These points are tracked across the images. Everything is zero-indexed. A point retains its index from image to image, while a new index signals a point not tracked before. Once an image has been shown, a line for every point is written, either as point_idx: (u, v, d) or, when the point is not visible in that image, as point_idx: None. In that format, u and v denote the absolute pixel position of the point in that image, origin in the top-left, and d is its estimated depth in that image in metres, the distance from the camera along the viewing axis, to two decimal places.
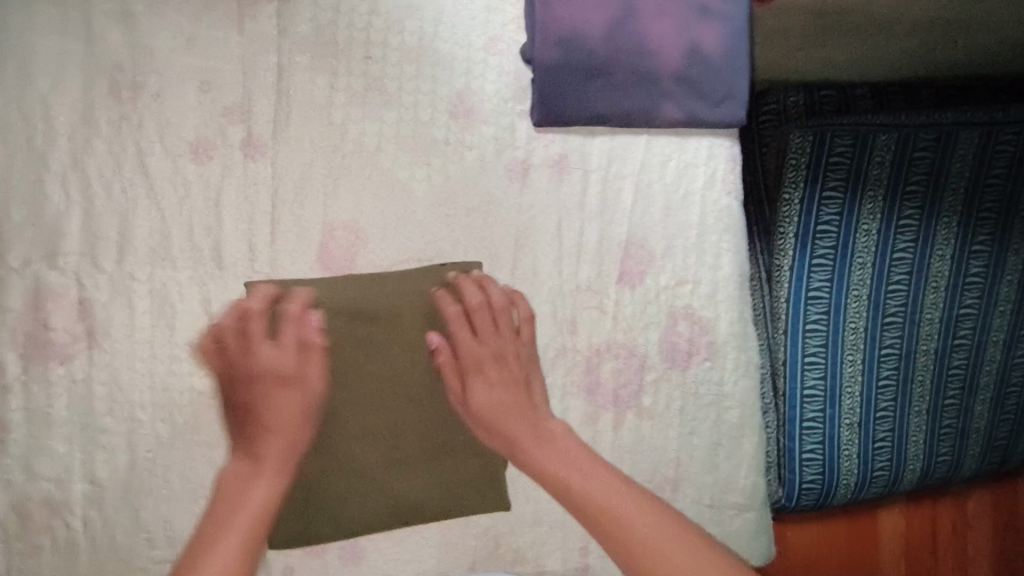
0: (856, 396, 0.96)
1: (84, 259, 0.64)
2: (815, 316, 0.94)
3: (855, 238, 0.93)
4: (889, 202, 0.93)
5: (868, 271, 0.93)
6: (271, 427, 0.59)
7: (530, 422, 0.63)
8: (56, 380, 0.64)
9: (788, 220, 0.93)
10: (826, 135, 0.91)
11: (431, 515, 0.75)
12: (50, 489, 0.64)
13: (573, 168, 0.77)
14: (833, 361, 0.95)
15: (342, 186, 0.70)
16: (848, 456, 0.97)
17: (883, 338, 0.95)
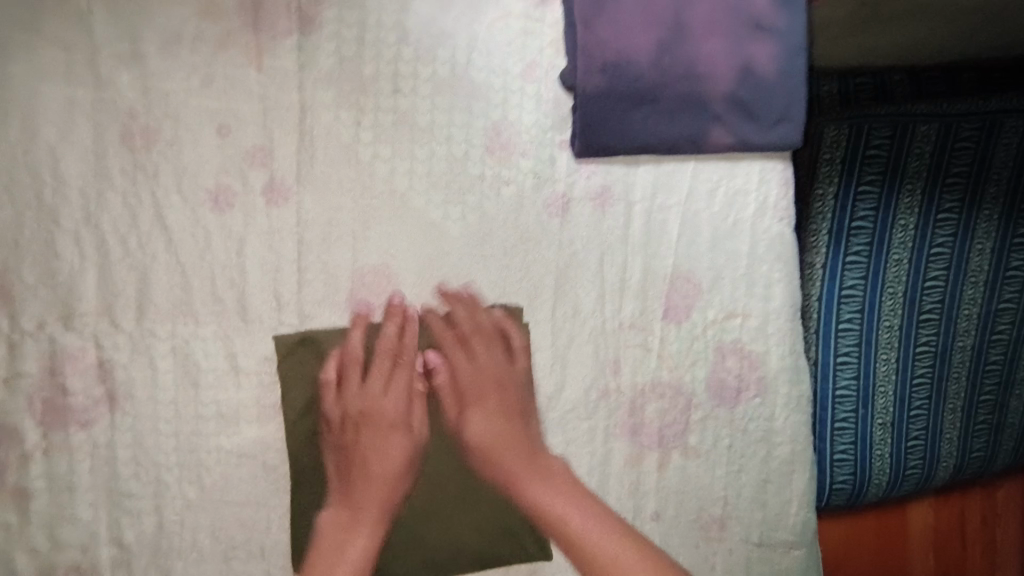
0: (889, 395, 0.92)
1: (101, 318, 0.60)
2: (848, 317, 0.90)
3: (891, 233, 0.88)
4: (928, 196, 0.88)
5: (904, 266, 0.88)
6: (384, 475, 0.64)
7: (529, 456, 0.66)
8: (77, 445, 0.60)
9: (821, 217, 0.88)
10: (863, 126, 0.86)
11: (470, 567, 0.68)
12: (76, 556, 0.61)
13: (615, 201, 0.72)
14: (868, 361, 0.90)
15: (371, 228, 0.66)
16: (880, 456, 0.93)
17: (918, 336, 0.91)
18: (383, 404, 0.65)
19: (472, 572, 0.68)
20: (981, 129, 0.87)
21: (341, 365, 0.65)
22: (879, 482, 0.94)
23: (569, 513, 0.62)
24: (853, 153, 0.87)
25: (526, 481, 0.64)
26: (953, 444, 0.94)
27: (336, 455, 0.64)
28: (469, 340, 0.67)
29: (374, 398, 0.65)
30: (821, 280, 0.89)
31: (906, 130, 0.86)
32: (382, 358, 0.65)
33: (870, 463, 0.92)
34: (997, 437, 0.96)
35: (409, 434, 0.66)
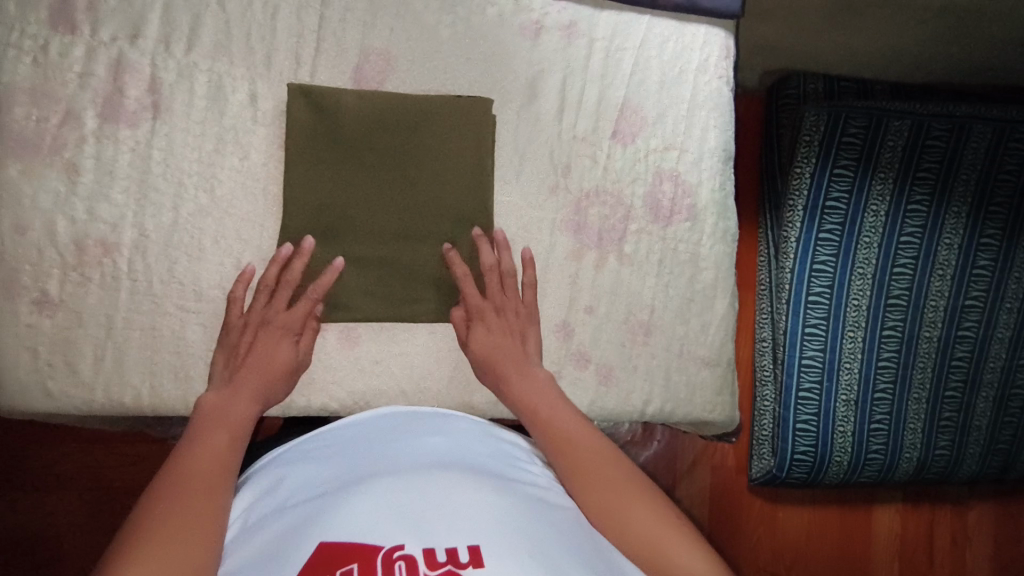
0: (853, 372, 1.26)
1: (158, 44, 0.77)
2: (818, 291, 1.24)
3: (863, 216, 1.22)
4: (899, 187, 1.22)
5: (873, 248, 1.23)
6: (260, 369, 0.75)
7: (519, 364, 0.81)
8: (123, 139, 0.76)
9: (799, 193, 1.23)
10: (840, 116, 1.21)
11: (427, 316, 0.83)
12: (105, 231, 0.76)
13: (580, 35, 0.87)
14: (833, 335, 1.25)
15: (379, 19, 0.82)
16: (842, 433, 1.27)
17: (886, 319, 1.24)
18: (285, 318, 0.78)
19: (427, 320, 0.83)
20: (950, 130, 1.21)
21: (250, 296, 0.78)
22: (840, 459, 1.29)
23: (551, 413, 0.75)
24: (826, 140, 1.22)
25: (516, 384, 0.79)
26: (917, 437, 1.28)
27: (227, 351, 0.76)
28: (440, 121, 0.82)
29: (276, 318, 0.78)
30: (795, 250, 1.24)
31: (880, 124, 1.21)
32: (283, 288, 0.78)
33: (831, 436, 1.27)
34: (962, 436, 1.29)
35: (381, 192, 0.80)
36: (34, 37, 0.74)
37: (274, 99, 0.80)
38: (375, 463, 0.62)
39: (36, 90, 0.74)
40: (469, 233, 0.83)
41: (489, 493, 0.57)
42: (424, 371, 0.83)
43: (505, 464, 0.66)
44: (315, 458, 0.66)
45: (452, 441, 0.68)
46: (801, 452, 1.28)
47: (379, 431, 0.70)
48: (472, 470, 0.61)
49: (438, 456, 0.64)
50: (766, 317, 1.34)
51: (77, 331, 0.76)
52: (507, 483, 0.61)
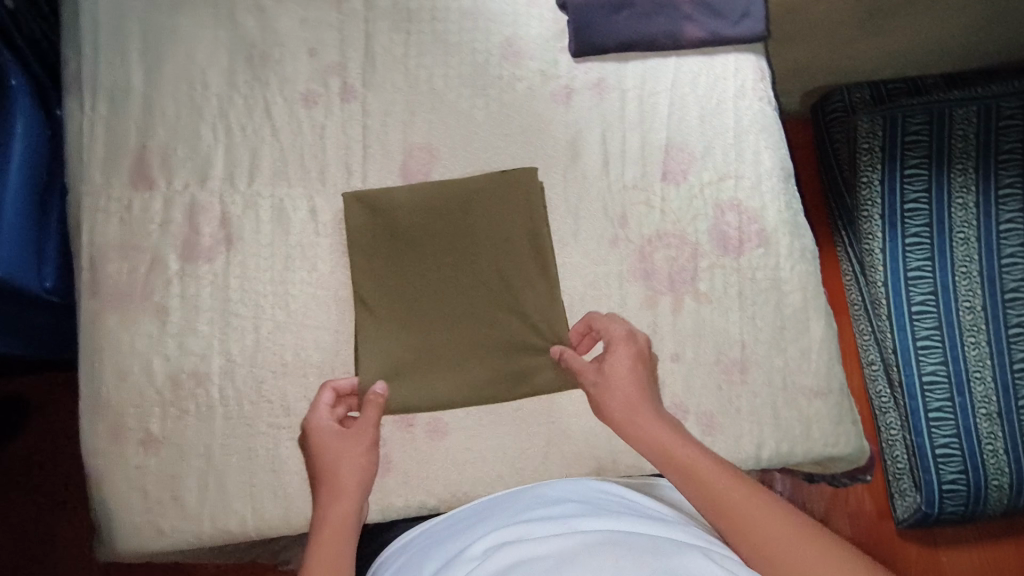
0: (988, 382, 1.11)
1: (225, 182, 0.83)
2: (922, 300, 1.13)
3: (951, 212, 1.13)
4: (982, 174, 1.13)
5: (972, 244, 1.12)
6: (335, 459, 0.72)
7: (645, 401, 0.73)
8: (203, 274, 0.81)
9: (872, 203, 1.17)
10: (897, 116, 1.16)
11: (508, 396, 0.80)
12: (197, 362, 0.79)
13: (610, 89, 0.89)
14: (952, 345, 1.12)
15: (417, 117, 0.86)
16: (992, 451, 1.11)
17: (1009, 316, 1.11)
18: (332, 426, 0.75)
19: (511, 402, 0.81)
20: (1023, 105, 1.12)
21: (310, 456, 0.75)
22: (998, 483, 1.11)
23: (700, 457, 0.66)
24: (888, 143, 1.17)
25: (653, 429, 0.70)
26: None
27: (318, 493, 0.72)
28: (494, 197, 0.83)
29: (324, 437, 0.73)
30: (883, 262, 1.16)
31: (944, 116, 1.15)
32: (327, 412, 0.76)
33: (980, 457, 1.11)
34: None
35: (443, 278, 0.82)
36: (120, 199, 0.81)
37: (333, 210, 0.84)
38: (508, 527, 0.61)
39: (125, 245, 0.81)
40: (542, 300, 0.81)
41: (629, 556, 0.53)
42: (518, 451, 0.80)
43: (645, 519, 0.62)
44: (453, 539, 0.65)
45: (585, 504, 0.66)
46: (950, 482, 1.13)
47: (507, 503, 0.70)
48: (605, 531, 0.58)
49: (571, 522, 0.61)
50: (870, 340, 1.24)
51: (180, 465, 0.77)
52: (653, 539, 0.56)
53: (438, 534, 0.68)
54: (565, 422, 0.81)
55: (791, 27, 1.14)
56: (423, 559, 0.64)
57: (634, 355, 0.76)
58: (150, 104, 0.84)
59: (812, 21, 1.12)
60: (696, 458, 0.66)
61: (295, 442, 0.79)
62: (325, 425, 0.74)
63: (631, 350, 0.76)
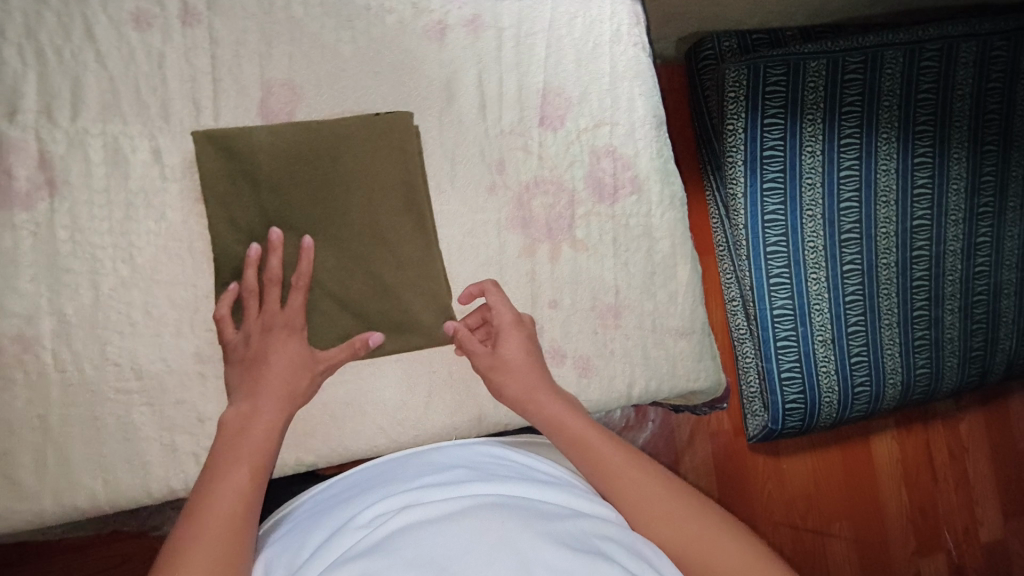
0: (824, 313, 1.25)
1: (41, 116, 0.71)
2: (776, 240, 1.23)
3: (801, 159, 1.23)
4: (828, 124, 1.23)
5: (818, 189, 1.23)
6: (282, 379, 0.70)
7: (536, 379, 0.76)
8: (21, 224, 0.70)
9: (736, 149, 1.23)
10: (759, 66, 1.21)
11: (384, 350, 0.78)
12: (20, 325, 0.69)
13: (486, 27, 0.85)
14: (798, 281, 1.24)
15: (275, 48, 0.78)
16: (826, 372, 1.27)
17: (843, 254, 1.24)
18: (285, 318, 0.73)
19: (387, 355, 0.79)
20: (863, 61, 1.22)
21: (242, 293, 0.73)
22: (829, 400, 1.28)
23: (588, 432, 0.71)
24: (752, 92, 1.22)
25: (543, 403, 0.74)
26: (895, 360, 1.29)
27: (238, 370, 0.71)
28: (367, 141, 0.78)
29: (287, 323, 0.73)
30: (745, 206, 1.23)
31: (799, 67, 1.22)
32: (269, 283, 0.72)
33: (816, 378, 1.26)
34: (938, 351, 1.30)
35: (311, 227, 0.76)
36: None
37: (180, 151, 0.75)
38: (396, 495, 0.61)
39: None
40: (420, 252, 0.79)
41: (518, 522, 0.55)
42: (399, 403, 0.79)
43: (532, 483, 0.64)
44: (338, 511, 0.64)
45: (473, 469, 0.67)
46: (792, 401, 1.27)
47: (395, 472, 0.69)
48: (496, 498, 0.59)
49: (464, 487, 0.62)
50: (730, 277, 1.34)
51: (10, 440, 0.69)
52: (539, 506, 0.59)
53: (322, 507, 0.66)
54: (446, 372, 0.81)
55: None
56: (306, 534, 0.62)
57: (526, 345, 0.78)
58: None
59: None
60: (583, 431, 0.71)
61: (151, 407, 0.72)
62: (293, 313, 0.73)
63: (523, 335, 0.78)
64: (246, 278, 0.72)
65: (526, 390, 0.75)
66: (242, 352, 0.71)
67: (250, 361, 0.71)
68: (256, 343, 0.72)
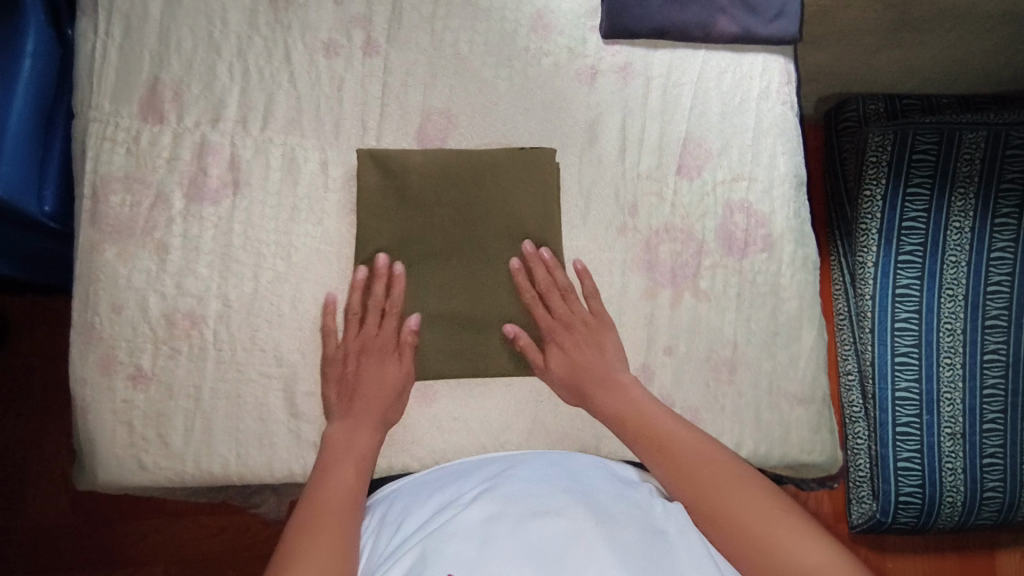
0: (957, 403, 1.14)
1: (237, 125, 0.81)
2: (907, 317, 1.15)
3: (946, 235, 1.14)
4: (982, 202, 1.14)
5: (962, 269, 1.14)
6: (375, 397, 0.77)
7: (604, 378, 0.78)
8: (207, 216, 0.80)
9: (871, 218, 1.18)
10: (908, 133, 1.16)
11: (499, 372, 0.82)
12: (193, 303, 0.79)
13: (636, 74, 0.88)
14: (928, 364, 1.15)
15: (438, 79, 0.85)
16: (951, 469, 1.15)
17: (985, 341, 1.13)
18: (382, 341, 0.79)
19: (500, 377, 0.82)
20: None
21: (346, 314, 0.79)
22: (952, 500, 1.16)
23: (683, 446, 0.70)
24: (896, 159, 1.17)
25: (649, 414, 0.74)
26: None
27: (335, 386, 0.78)
28: (510, 173, 0.82)
29: (386, 340, 0.79)
30: (873, 276, 1.17)
31: (953, 137, 1.15)
32: (372, 307, 0.79)
33: (938, 473, 1.15)
34: None
35: (447, 248, 0.81)
36: (127, 128, 0.79)
37: (344, 166, 0.83)
38: (496, 485, 0.65)
39: (129, 177, 0.79)
40: (563, 270, 0.82)
41: (610, 529, 0.59)
42: (504, 425, 0.81)
43: (629, 492, 0.67)
44: (435, 488, 0.70)
45: (567, 469, 0.70)
46: (907, 493, 1.17)
47: (499, 462, 0.73)
48: (589, 498, 0.64)
49: (557, 482, 0.66)
50: (850, 350, 1.27)
51: (168, 404, 0.77)
52: (634, 514, 0.63)
53: (420, 484, 0.72)
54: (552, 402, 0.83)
55: (822, 32, 1.13)
56: (411, 509, 0.68)
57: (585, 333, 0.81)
58: (167, 32, 0.81)
59: (837, 34, 1.14)
60: (681, 444, 0.71)
61: (285, 393, 0.79)
62: (387, 324, 0.79)
63: (590, 327, 0.81)
64: (354, 294, 0.79)
65: (625, 408, 0.76)
66: (343, 372, 0.78)
67: (348, 381, 0.78)
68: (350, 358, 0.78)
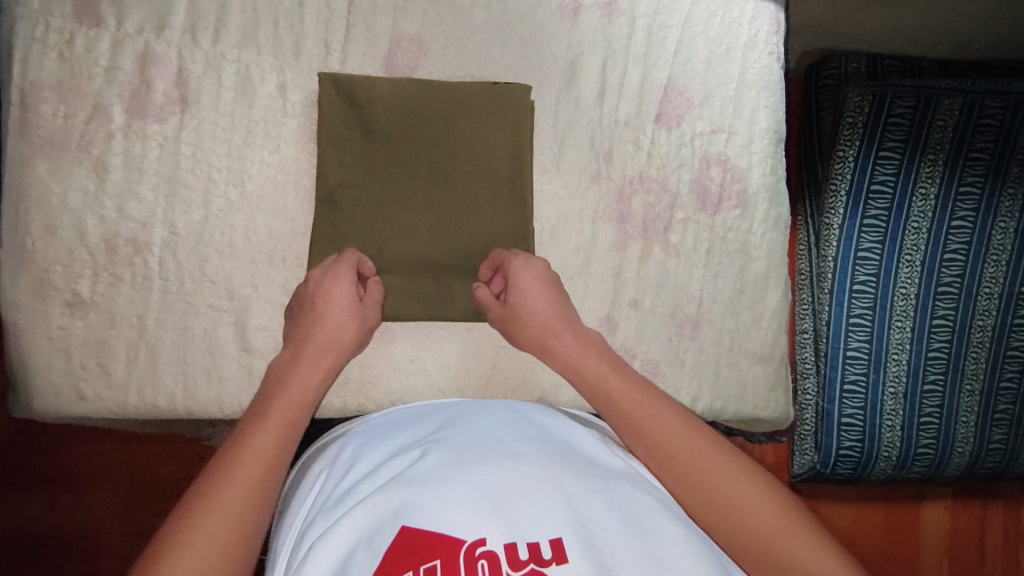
0: (902, 364, 1.07)
1: (185, 35, 0.74)
2: (864, 279, 1.06)
3: (911, 200, 1.03)
4: (950, 167, 1.03)
5: (922, 235, 1.04)
6: (326, 327, 0.70)
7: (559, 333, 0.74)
8: (152, 135, 0.74)
9: (841, 177, 1.06)
10: (885, 95, 1.03)
11: (458, 316, 0.79)
12: (136, 229, 0.74)
13: (621, 12, 0.83)
14: (879, 326, 1.06)
15: (410, 2, 0.78)
16: (889, 427, 1.09)
17: (935, 308, 1.05)
18: (342, 286, 0.73)
19: (461, 322, 0.80)
20: (1004, 107, 1.02)
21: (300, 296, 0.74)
22: (887, 454, 1.10)
23: (628, 395, 0.65)
24: (872, 120, 1.04)
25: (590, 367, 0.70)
26: (969, 430, 1.09)
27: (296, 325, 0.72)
28: (482, 113, 0.78)
29: (343, 280, 0.73)
30: (838, 237, 1.06)
31: (929, 102, 1.03)
32: (338, 263, 0.74)
33: (877, 431, 1.08)
34: (1018, 431, 1.09)
35: (409, 187, 0.78)
36: (59, 30, 0.72)
37: (303, 89, 0.77)
38: (448, 432, 0.61)
39: (62, 86, 0.72)
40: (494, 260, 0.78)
41: (571, 477, 0.55)
42: (462, 369, 0.79)
43: (592, 441, 0.63)
44: (379, 434, 0.65)
45: (519, 415, 0.65)
46: (847, 448, 1.10)
47: (452, 408, 0.67)
48: (548, 446, 0.59)
49: (517, 429, 0.62)
50: (807, 308, 1.16)
51: (110, 332, 0.74)
52: (595, 463, 0.59)
53: (369, 427, 0.67)
54: (512, 351, 0.80)
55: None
56: (353, 458, 0.62)
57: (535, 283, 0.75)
58: None
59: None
60: (622, 392, 0.66)
61: (235, 328, 0.75)
62: (340, 270, 0.73)
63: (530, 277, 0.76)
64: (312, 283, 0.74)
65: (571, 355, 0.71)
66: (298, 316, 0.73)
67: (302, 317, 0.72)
68: (314, 286, 0.73)
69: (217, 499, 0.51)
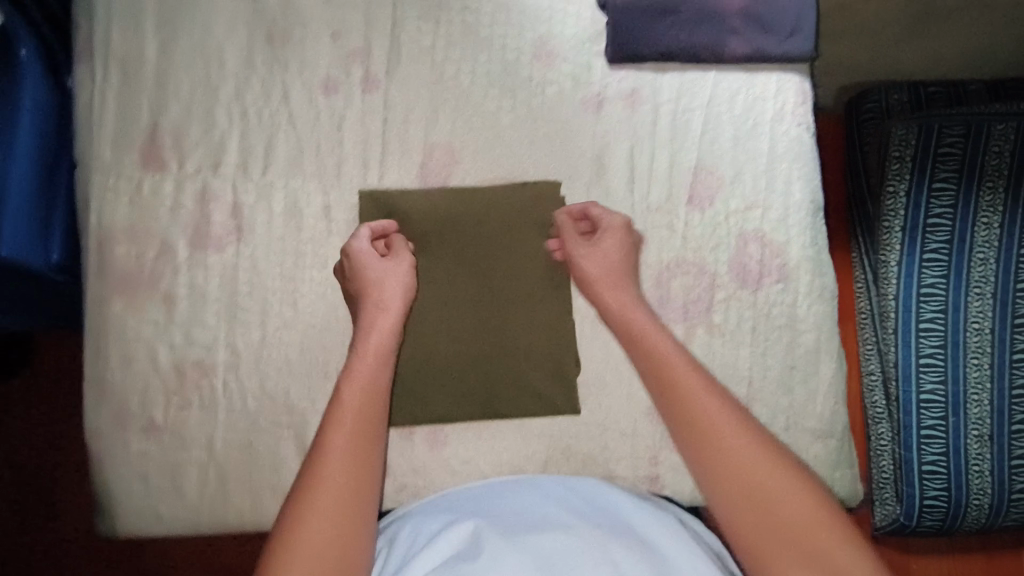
0: (984, 405, 0.98)
1: (238, 170, 0.80)
2: (931, 317, 0.98)
3: (973, 230, 0.97)
4: (1012, 190, 0.96)
5: (990, 265, 0.96)
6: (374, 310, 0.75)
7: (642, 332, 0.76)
8: (212, 264, 0.79)
9: (893, 213, 1.00)
10: (934, 124, 0.99)
11: (505, 413, 0.80)
12: (201, 354, 0.79)
13: (644, 100, 0.85)
14: (954, 365, 0.98)
15: (441, 115, 0.83)
16: (978, 473, 0.99)
17: (1013, 342, 0.96)
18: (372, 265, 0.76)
19: (509, 418, 0.80)
20: None
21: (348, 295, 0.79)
22: (979, 503, 1.00)
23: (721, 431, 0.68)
24: (921, 151, 0.99)
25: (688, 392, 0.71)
26: None
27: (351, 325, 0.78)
28: (514, 212, 0.82)
29: (366, 255, 0.77)
30: (896, 275, 1.00)
31: (981, 129, 0.97)
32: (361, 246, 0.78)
33: (964, 479, 0.99)
34: None
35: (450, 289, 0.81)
36: (129, 178, 0.79)
37: (346, 207, 0.81)
38: (504, 510, 0.63)
39: (133, 228, 0.79)
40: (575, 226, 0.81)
41: (616, 546, 0.58)
42: (515, 468, 0.80)
43: (636, 508, 0.66)
44: (435, 510, 0.67)
45: (564, 489, 0.68)
46: (932, 498, 1.01)
47: (505, 485, 0.69)
48: (593, 518, 0.63)
49: (562, 505, 0.64)
50: (872, 349, 1.09)
51: (182, 454, 0.78)
52: (639, 533, 0.62)
53: (424, 506, 0.69)
54: (560, 451, 0.80)
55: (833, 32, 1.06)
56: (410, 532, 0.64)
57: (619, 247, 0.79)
58: (164, 76, 0.80)
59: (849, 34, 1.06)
60: (714, 424, 0.69)
61: (295, 441, 0.79)
62: (357, 246, 0.77)
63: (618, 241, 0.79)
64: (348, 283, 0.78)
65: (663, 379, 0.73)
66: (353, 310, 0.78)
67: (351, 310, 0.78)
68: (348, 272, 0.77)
69: (298, 538, 0.61)
